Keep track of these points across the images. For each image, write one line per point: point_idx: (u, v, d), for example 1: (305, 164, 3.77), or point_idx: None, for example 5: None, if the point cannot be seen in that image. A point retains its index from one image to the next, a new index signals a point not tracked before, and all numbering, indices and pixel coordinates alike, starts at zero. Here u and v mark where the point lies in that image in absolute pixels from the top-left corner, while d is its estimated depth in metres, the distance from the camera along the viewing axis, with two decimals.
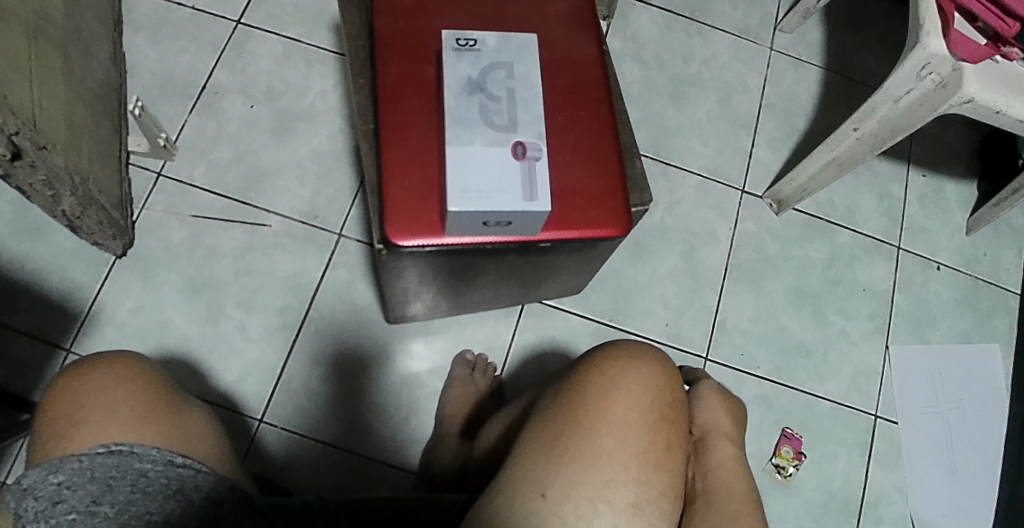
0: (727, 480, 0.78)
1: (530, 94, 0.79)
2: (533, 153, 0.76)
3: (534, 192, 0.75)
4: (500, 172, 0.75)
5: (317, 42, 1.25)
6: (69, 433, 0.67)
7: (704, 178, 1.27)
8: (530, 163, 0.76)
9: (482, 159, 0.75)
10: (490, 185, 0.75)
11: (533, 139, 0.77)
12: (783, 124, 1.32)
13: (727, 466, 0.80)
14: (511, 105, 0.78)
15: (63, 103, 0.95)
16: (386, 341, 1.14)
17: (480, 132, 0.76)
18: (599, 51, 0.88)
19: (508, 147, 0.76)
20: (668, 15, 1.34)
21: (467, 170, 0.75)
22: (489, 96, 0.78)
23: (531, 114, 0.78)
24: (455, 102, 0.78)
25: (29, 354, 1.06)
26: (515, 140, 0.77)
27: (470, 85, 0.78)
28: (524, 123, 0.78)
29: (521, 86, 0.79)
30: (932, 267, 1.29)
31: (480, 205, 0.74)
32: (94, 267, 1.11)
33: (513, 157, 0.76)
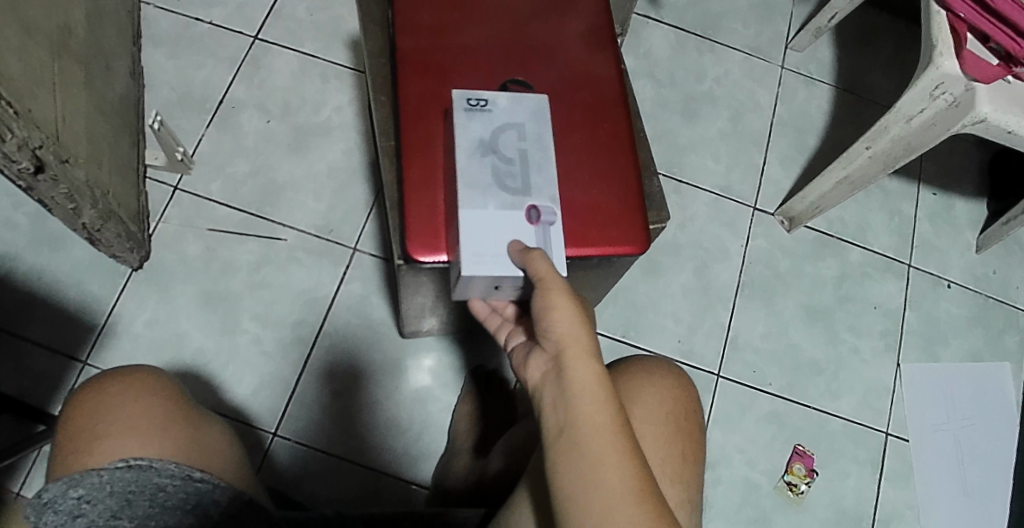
0: (607, 429, 0.57)
1: (543, 157, 0.78)
2: (548, 217, 0.75)
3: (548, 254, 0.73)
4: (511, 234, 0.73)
5: (333, 57, 1.26)
6: (91, 449, 0.67)
7: (716, 195, 1.28)
8: (546, 228, 0.74)
9: (496, 222, 0.73)
10: (499, 250, 0.72)
11: (547, 203, 0.76)
12: (794, 142, 1.33)
13: (594, 401, 0.58)
14: (523, 168, 0.77)
15: (84, 118, 0.96)
16: (398, 355, 1.14)
17: (493, 193, 0.75)
18: (618, 70, 0.88)
19: (522, 211, 0.74)
20: (680, 33, 1.35)
21: (481, 232, 0.73)
22: (501, 157, 0.77)
23: (544, 176, 0.77)
24: (466, 162, 0.76)
25: (47, 365, 1.07)
26: (529, 203, 0.75)
27: (482, 146, 0.77)
28: (538, 184, 0.77)
29: (533, 148, 0.79)
30: (942, 285, 1.29)
31: (494, 270, 0.71)
32: (111, 279, 1.12)
33: (528, 221, 0.74)
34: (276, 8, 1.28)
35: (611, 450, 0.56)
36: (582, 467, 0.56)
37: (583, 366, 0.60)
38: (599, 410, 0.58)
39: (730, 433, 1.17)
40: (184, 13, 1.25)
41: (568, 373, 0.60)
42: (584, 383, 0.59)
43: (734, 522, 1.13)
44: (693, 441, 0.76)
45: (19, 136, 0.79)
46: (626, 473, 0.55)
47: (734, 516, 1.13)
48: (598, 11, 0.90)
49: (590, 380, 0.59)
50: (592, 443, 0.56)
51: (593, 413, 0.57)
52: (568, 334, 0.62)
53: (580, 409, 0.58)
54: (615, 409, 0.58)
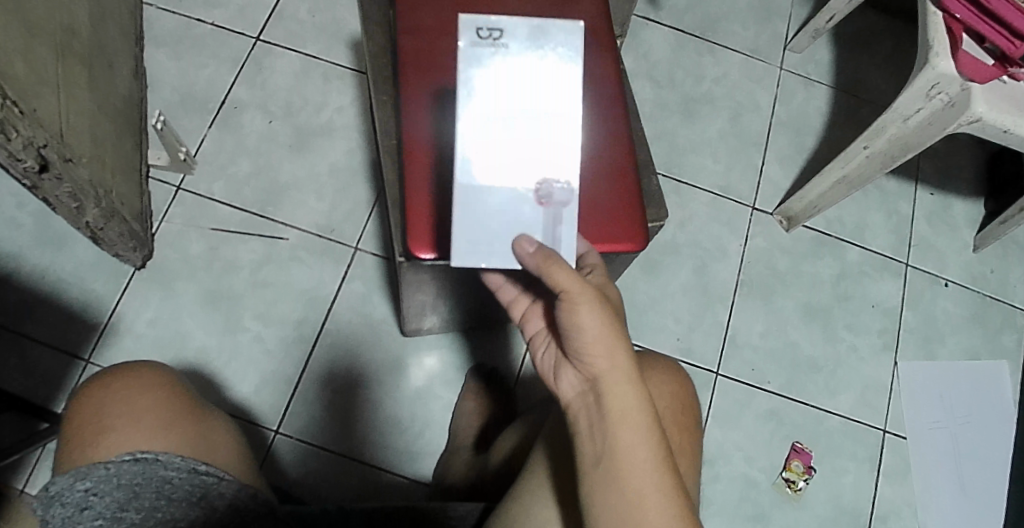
0: (653, 468, 0.58)
1: (563, 112, 0.69)
2: (563, 197, 0.70)
3: (557, 240, 0.70)
4: (516, 221, 0.70)
5: (335, 58, 1.27)
6: (98, 441, 0.68)
7: (715, 195, 1.29)
8: (557, 211, 0.70)
9: (498, 200, 0.70)
10: (499, 238, 0.70)
11: (562, 176, 0.70)
12: (792, 142, 1.33)
13: (633, 427, 0.59)
14: (538, 129, 0.69)
15: (88, 117, 0.97)
16: (399, 353, 1.15)
17: (496, 166, 0.69)
18: (617, 70, 0.89)
19: (531, 189, 0.70)
20: (679, 34, 1.36)
21: (477, 216, 0.70)
22: (512, 114, 0.69)
23: (562, 141, 0.69)
24: (469, 124, 0.69)
25: (50, 364, 1.08)
26: (540, 179, 0.70)
27: (492, 99, 0.69)
28: (553, 152, 0.70)
29: (553, 100, 0.69)
30: (940, 284, 1.30)
31: (490, 260, 0.70)
32: (114, 278, 1.12)
33: (537, 201, 0.70)
34: (279, 9, 1.28)
35: (651, 472, 0.58)
36: (625, 492, 0.58)
37: (627, 399, 0.60)
38: (645, 447, 0.59)
39: (729, 430, 1.18)
40: (186, 14, 1.26)
41: (609, 395, 0.60)
42: (621, 409, 0.59)
43: (733, 519, 1.14)
44: (693, 433, 0.77)
45: (24, 135, 0.80)
46: (664, 493, 0.58)
47: (732, 513, 1.14)
48: (598, 10, 0.91)
49: (635, 416, 0.59)
50: (632, 467, 0.58)
51: (633, 439, 0.59)
52: (605, 357, 0.60)
53: (619, 436, 0.59)
54: (659, 442, 0.59)
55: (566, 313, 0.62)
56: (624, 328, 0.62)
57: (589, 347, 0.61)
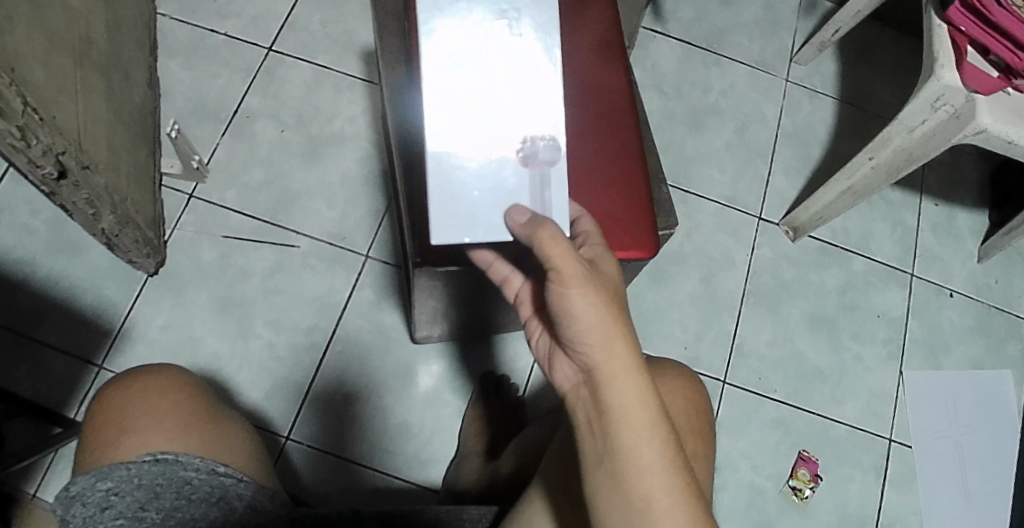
0: (660, 469, 0.59)
1: (537, 63, 0.71)
2: (547, 154, 0.72)
3: (544, 203, 0.71)
4: (502, 189, 0.71)
5: (347, 69, 1.29)
6: (117, 442, 0.69)
7: (722, 205, 1.30)
8: (543, 168, 0.72)
9: (476, 167, 0.70)
10: (487, 207, 0.71)
11: (545, 135, 0.72)
12: (798, 153, 1.35)
13: (636, 418, 0.59)
14: (513, 81, 0.71)
15: (105, 126, 0.99)
16: (410, 361, 1.16)
17: (468, 125, 0.70)
18: (628, 80, 0.92)
19: (515, 151, 0.71)
20: (686, 46, 1.37)
21: (459, 182, 0.70)
22: (483, 66, 0.70)
23: (538, 94, 0.71)
24: (438, 77, 0.69)
25: (64, 369, 1.09)
26: (525, 138, 0.71)
27: (459, 51, 0.70)
28: (531, 105, 0.71)
29: (526, 50, 0.71)
30: (945, 294, 1.31)
31: (472, 235, 0.70)
32: (127, 284, 1.13)
33: (523, 163, 0.71)
34: (291, 19, 1.30)
35: (655, 465, 0.59)
36: (631, 483, 0.59)
37: (627, 391, 0.60)
38: (648, 441, 0.59)
39: (736, 438, 1.19)
40: (199, 24, 1.27)
41: (609, 387, 0.60)
42: (624, 399, 0.60)
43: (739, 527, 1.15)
44: (706, 429, 0.78)
45: (43, 142, 0.81)
46: (670, 485, 0.59)
47: (740, 520, 1.15)
48: (611, 22, 0.93)
49: (636, 413, 0.60)
50: (636, 459, 0.59)
51: (637, 430, 0.59)
52: (603, 345, 0.61)
53: (622, 430, 0.59)
54: (663, 436, 0.59)
55: (558, 296, 0.63)
56: (623, 314, 0.63)
57: (585, 334, 0.62)
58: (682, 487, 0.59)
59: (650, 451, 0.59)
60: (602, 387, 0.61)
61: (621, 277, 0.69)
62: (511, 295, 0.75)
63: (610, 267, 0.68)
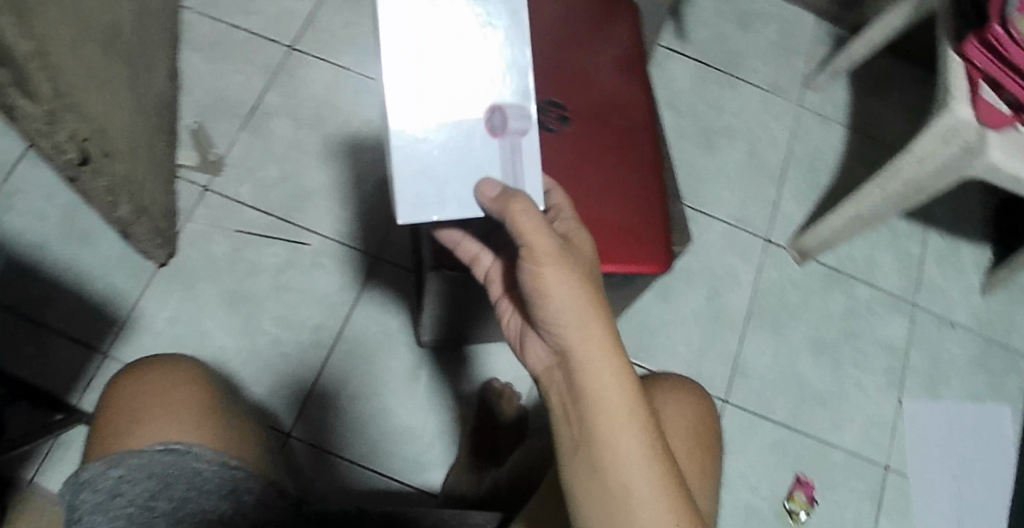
0: (639, 457, 0.59)
1: (504, 24, 0.67)
2: (518, 123, 0.68)
3: (517, 176, 0.69)
4: (471, 163, 0.67)
5: (366, 71, 1.30)
6: (129, 430, 0.69)
7: (730, 225, 1.31)
8: (513, 138, 0.68)
9: (442, 139, 0.67)
10: (456, 182, 0.67)
11: (513, 101, 0.68)
12: (807, 179, 1.36)
13: (611, 401, 0.60)
14: (479, 44, 0.67)
15: (128, 115, 1.00)
16: (414, 364, 1.16)
17: (431, 95, 0.66)
18: (648, 101, 0.97)
19: (483, 120, 0.67)
20: (702, 67, 1.39)
21: (426, 156, 0.67)
22: (444, 27, 0.66)
23: (506, 57, 0.67)
24: (395, 41, 0.65)
25: (69, 355, 1.09)
26: (493, 106, 0.68)
27: (418, 12, 0.65)
28: (498, 71, 0.67)
29: (491, 10, 0.67)
30: (946, 325, 1.32)
31: (440, 213, 0.67)
32: (136, 274, 1.14)
33: (492, 133, 0.68)
34: (313, 20, 1.31)
35: (633, 450, 0.59)
36: (609, 469, 0.59)
37: (601, 373, 0.60)
38: (626, 426, 0.60)
39: (735, 457, 1.20)
40: (223, 20, 1.28)
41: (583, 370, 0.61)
42: (599, 381, 0.60)
43: None
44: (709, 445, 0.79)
45: (69, 128, 0.83)
46: (649, 470, 0.59)
47: None
48: (633, 43, 0.99)
49: (611, 397, 0.60)
50: (614, 443, 0.59)
51: (614, 414, 0.60)
52: (577, 326, 0.61)
53: (597, 414, 0.60)
54: (641, 421, 0.60)
55: (531, 275, 0.63)
56: (597, 292, 0.63)
57: (559, 313, 0.62)
58: (662, 473, 0.59)
59: (627, 435, 0.59)
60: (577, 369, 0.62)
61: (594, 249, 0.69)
62: (480, 273, 0.77)
63: (583, 240, 0.69)
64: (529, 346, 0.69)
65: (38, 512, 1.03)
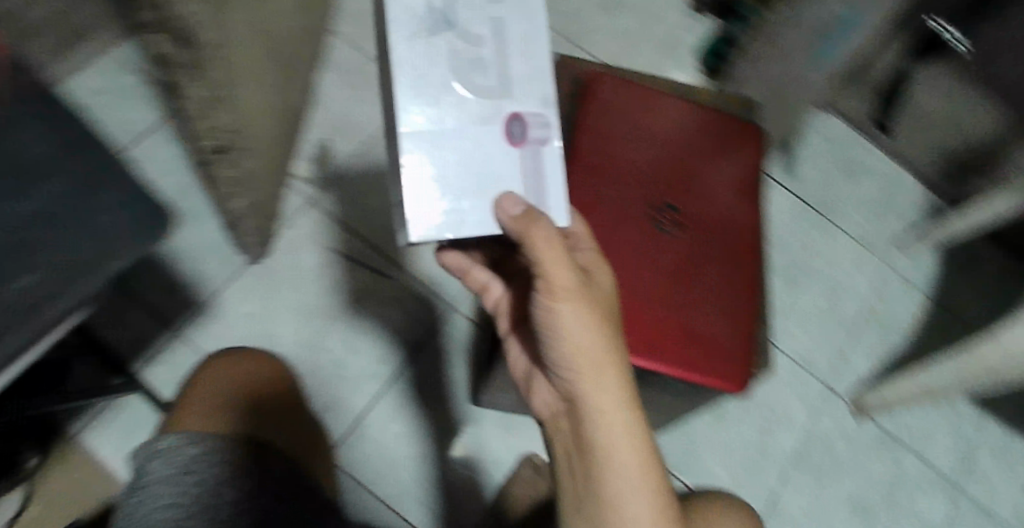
0: (635, 469, 0.71)
1: (522, 34, 0.71)
2: (539, 130, 0.72)
3: (536, 188, 0.72)
4: (490, 177, 0.71)
5: None
6: (217, 408, 0.86)
7: (796, 364, 1.32)
8: (532, 147, 0.72)
9: (460, 151, 0.70)
10: (476, 194, 0.71)
11: (534, 108, 0.71)
12: (880, 338, 1.37)
13: (614, 429, 0.71)
14: (497, 50, 0.70)
15: (268, 119, 1.05)
16: (464, 420, 1.18)
17: (445, 108, 0.69)
18: (757, 225, 1.01)
19: (501, 131, 0.71)
20: (801, 204, 1.42)
21: (443, 167, 0.70)
22: (462, 38, 0.69)
23: (526, 66, 0.71)
24: (409, 50, 0.68)
25: (144, 326, 1.12)
26: (511, 114, 0.71)
27: (433, 21, 0.68)
28: (515, 82, 0.71)
29: (507, 19, 0.70)
30: (989, 519, 1.30)
31: (459, 229, 0.70)
32: (227, 266, 1.17)
33: (512, 142, 0.71)
34: None
35: (631, 472, 0.71)
36: (610, 488, 0.71)
37: (607, 405, 0.72)
38: (626, 451, 0.71)
39: None
40: (367, 51, 1.35)
41: (590, 402, 0.72)
42: (605, 412, 0.72)
43: None
44: None
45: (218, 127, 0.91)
46: (643, 490, 0.71)
47: None
48: (748, 169, 1.04)
49: (612, 418, 0.71)
50: (615, 465, 0.71)
51: (615, 440, 0.71)
52: (586, 362, 0.71)
53: (601, 440, 0.72)
54: (640, 446, 0.72)
55: (548, 308, 0.70)
56: (610, 329, 0.72)
57: (573, 348, 0.71)
58: (653, 491, 0.72)
59: (626, 460, 0.71)
60: (585, 400, 0.72)
61: (612, 281, 0.76)
62: (491, 302, 0.85)
63: (602, 270, 0.76)
64: (536, 384, 0.81)
65: (75, 465, 1.07)
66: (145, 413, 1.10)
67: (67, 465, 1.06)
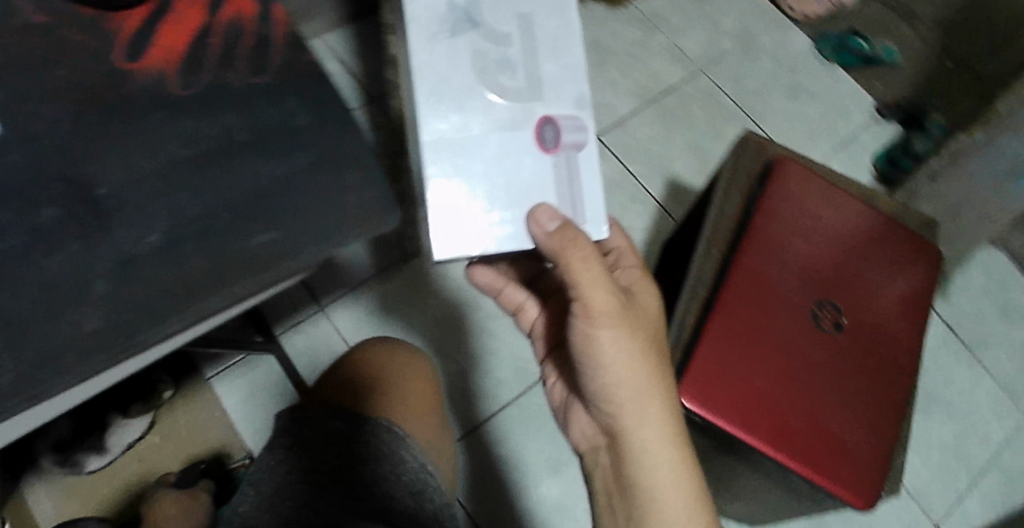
0: (683, 507, 0.72)
1: (551, 40, 0.75)
2: (569, 134, 0.76)
3: (570, 196, 0.76)
4: (521, 185, 0.74)
5: (648, 185, 1.32)
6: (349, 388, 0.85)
7: (909, 497, 1.26)
8: (565, 152, 0.76)
9: (491, 161, 0.74)
10: (507, 202, 0.74)
11: (565, 113, 0.76)
12: (1002, 489, 1.30)
13: (656, 453, 0.73)
14: (522, 53, 0.74)
15: None
16: (564, 461, 1.20)
17: (467, 113, 0.73)
18: (916, 346, 0.99)
19: (532, 138, 0.75)
20: (948, 331, 1.37)
21: (477, 177, 0.74)
22: (489, 42, 0.73)
23: (556, 68, 0.75)
24: (431, 53, 0.72)
25: (293, 294, 1.18)
26: (542, 118, 0.75)
27: (458, 23, 0.73)
28: (546, 87, 0.75)
29: (533, 22, 0.75)
30: None
31: (495, 243, 0.74)
32: (383, 257, 1.24)
33: (543, 150, 0.75)
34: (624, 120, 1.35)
35: (676, 498, 0.72)
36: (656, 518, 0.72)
37: (647, 430, 0.73)
38: (670, 475, 0.73)
39: None
40: None
41: (629, 430, 0.74)
42: (647, 439, 0.73)
43: None
44: None
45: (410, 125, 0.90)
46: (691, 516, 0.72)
47: None
48: (921, 287, 1.01)
49: (650, 450, 0.73)
50: (659, 490, 0.72)
51: (660, 469, 0.73)
52: (626, 385, 0.73)
53: (642, 470, 0.73)
54: (683, 469, 0.73)
55: (585, 331, 0.72)
56: (647, 351, 0.74)
57: (611, 369, 0.73)
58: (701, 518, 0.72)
59: (673, 485, 0.72)
60: (625, 428, 0.74)
61: (656, 300, 0.81)
62: (524, 324, 0.91)
63: (647, 293, 0.80)
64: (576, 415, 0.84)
65: (202, 407, 1.12)
66: (275, 385, 1.14)
67: (195, 406, 1.12)
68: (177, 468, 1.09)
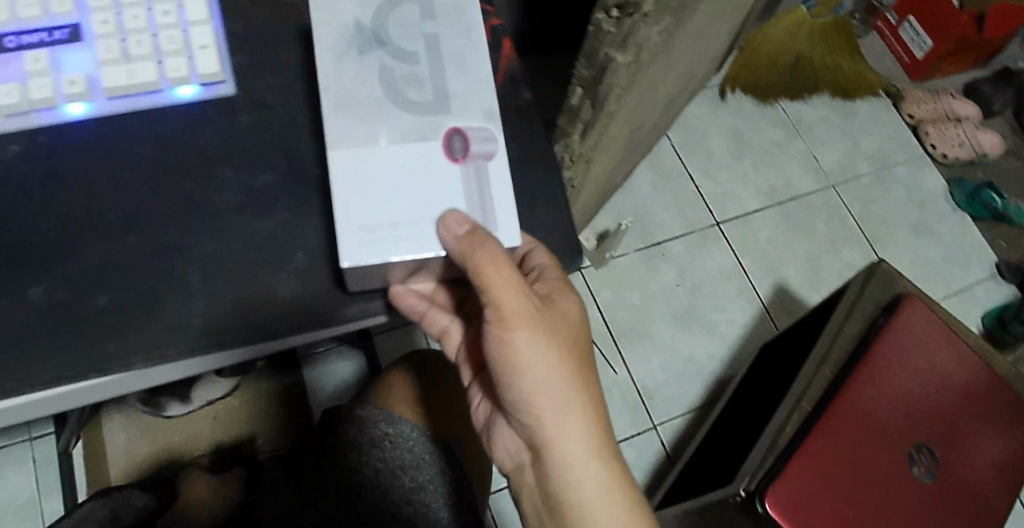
0: None
1: (465, 53, 0.61)
2: (482, 147, 0.59)
3: (486, 206, 0.58)
4: (434, 193, 0.57)
5: (758, 284, 1.34)
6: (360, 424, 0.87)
7: None
8: (475, 163, 0.59)
9: (400, 167, 0.57)
10: (408, 217, 0.56)
11: (477, 122, 0.60)
12: None
13: (585, 481, 0.60)
14: (432, 68, 0.60)
15: (595, 186, 1.09)
16: None
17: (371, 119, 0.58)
18: (1008, 509, 0.97)
19: (441, 146, 0.58)
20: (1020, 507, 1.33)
21: (377, 184, 0.56)
22: (394, 55, 0.60)
23: (467, 79, 0.61)
24: (334, 67, 0.59)
25: None
26: (452, 129, 0.59)
27: (361, 37, 0.60)
28: (452, 98, 0.60)
29: (441, 32, 0.61)
30: None
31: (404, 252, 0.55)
32: None
33: (451, 159, 0.58)
34: (749, 216, 1.38)
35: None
36: None
37: (573, 451, 0.60)
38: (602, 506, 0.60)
39: None
40: (687, 164, 1.39)
41: (551, 457, 0.61)
42: (572, 467, 0.60)
43: None
44: None
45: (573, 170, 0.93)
46: None
47: None
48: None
49: (580, 477, 0.60)
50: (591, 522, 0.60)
51: (588, 497, 0.60)
52: (543, 406, 0.59)
53: (566, 499, 0.61)
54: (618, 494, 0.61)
55: (499, 341, 0.58)
56: (569, 362, 0.59)
57: (527, 389, 0.59)
58: None
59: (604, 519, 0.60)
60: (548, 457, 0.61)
61: (580, 312, 0.63)
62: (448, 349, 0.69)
63: (568, 303, 0.63)
64: (498, 433, 0.66)
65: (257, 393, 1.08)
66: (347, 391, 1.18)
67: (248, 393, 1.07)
68: (203, 451, 1.02)
